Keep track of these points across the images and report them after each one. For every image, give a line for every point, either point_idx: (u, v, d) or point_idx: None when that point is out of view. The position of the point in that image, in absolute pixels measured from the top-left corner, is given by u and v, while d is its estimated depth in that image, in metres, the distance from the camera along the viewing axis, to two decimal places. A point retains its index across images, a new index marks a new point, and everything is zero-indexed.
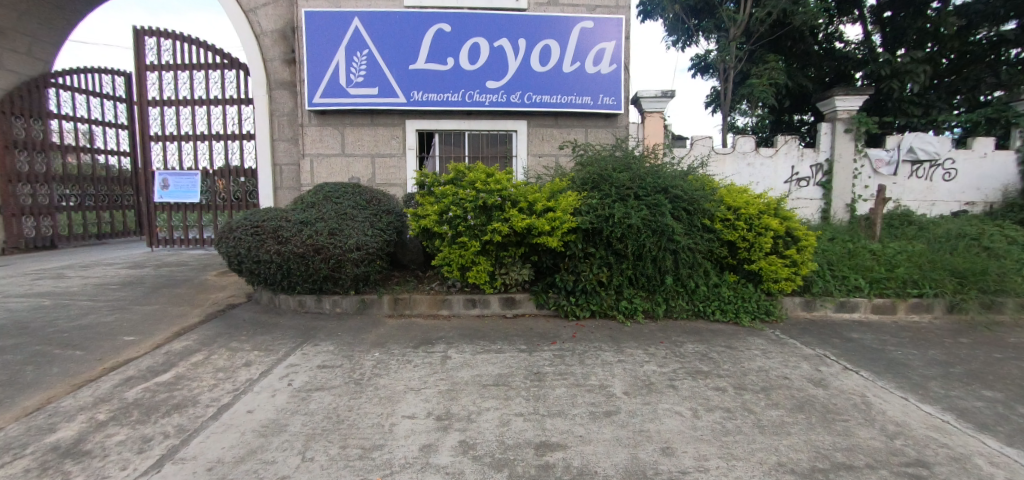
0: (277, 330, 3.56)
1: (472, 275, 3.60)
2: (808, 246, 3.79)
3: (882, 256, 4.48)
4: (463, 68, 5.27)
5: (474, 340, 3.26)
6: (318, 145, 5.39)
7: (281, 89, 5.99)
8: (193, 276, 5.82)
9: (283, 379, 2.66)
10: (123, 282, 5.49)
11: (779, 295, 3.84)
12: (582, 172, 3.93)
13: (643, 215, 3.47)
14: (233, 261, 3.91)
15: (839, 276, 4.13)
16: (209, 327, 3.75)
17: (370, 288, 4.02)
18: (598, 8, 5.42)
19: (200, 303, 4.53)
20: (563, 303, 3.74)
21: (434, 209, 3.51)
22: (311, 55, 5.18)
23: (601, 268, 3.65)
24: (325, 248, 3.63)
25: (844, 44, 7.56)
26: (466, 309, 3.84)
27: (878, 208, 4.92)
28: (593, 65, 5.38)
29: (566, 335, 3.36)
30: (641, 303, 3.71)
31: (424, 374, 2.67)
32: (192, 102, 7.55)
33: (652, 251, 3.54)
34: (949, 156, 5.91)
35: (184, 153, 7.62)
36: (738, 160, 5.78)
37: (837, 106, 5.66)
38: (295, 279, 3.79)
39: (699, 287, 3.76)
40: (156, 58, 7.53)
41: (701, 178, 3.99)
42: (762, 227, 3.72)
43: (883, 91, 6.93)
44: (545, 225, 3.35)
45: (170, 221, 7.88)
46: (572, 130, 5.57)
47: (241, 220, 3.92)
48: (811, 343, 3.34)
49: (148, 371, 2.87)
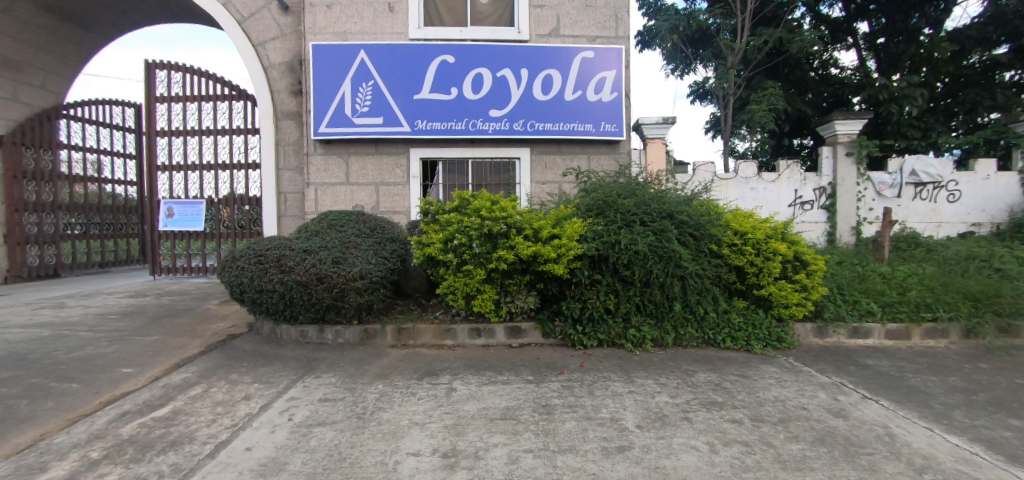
0: (278, 362, 3.48)
1: (477, 304, 3.56)
2: (818, 270, 3.73)
3: (892, 280, 4.41)
4: (467, 98, 5.36)
5: (480, 371, 3.18)
6: (322, 174, 5.45)
7: (287, 119, 6.11)
8: (194, 305, 5.77)
9: (283, 413, 2.58)
10: (124, 312, 5.44)
11: (790, 321, 3.76)
12: (585, 199, 3.93)
13: (650, 241, 3.44)
14: (235, 291, 3.87)
15: (850, 300, 4.05)
16: (208, 359, 3.67)
17: (373, 318, 3.96)
18: (598, 39, 5.59)
19: (201, 334, 4.47)
20: (569, 332, 3.67)
21: (438, 237, 3.49)
22: (318, 86, 5.29)
23: (608, 295, 3.59)
24: (328, 277, 3.59)
25: (840, 70, 7.75)
26: (471, 339, 3.77)
27: (884, 230, 4.88)
28: (594, 93, 5.48)
29: (574, 365, 3.27)
30: (649, 331, 3.62)
31: (429, 408, 2.59)
32: (200, 132, 7.68)
33: (660, 278, 3.48)
34: (952, 178, 5.92)
35: (191, 182, 7.72)
36: (741, 185, 5.79)
37: (838, 130, 5.72)
38: (298, 308, 3.74)
39: (708, 314, 3.70)
40: (166, 90, 7.73)
41: (706, 203, 3.98)
42: (770, 252, 3.67)
43: (882, 114, 6.99)
44: (551, 252, 3.31)
45: (173, 249, 7.87)
46: (574, 157, 5.63)
47: (244, 249, 3.89)
48: (826, 370, 3.25)
49: (145, 405, 2.79)
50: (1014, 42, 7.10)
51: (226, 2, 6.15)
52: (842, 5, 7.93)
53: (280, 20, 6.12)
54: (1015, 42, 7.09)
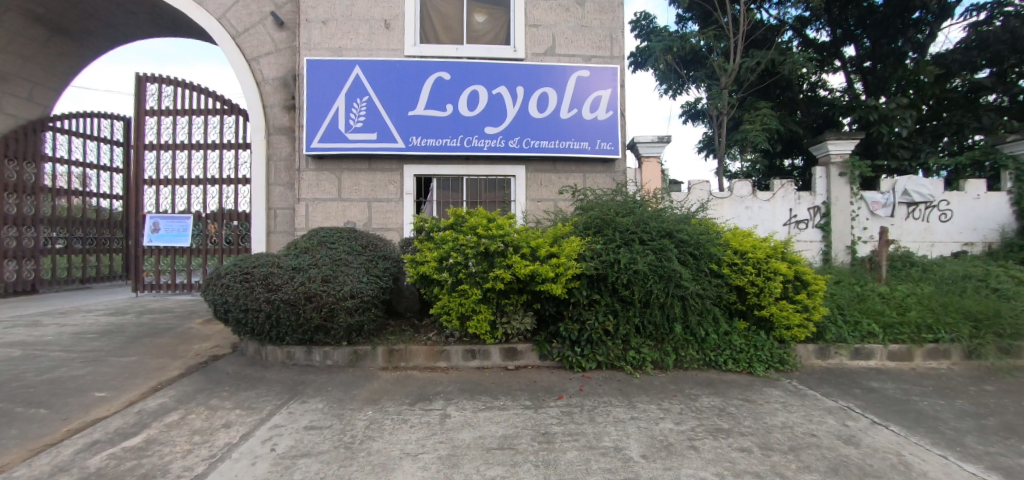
0: (263, 386, 3.30)
1: (472, 326, 3.43)
2: (818, 290, 3.67)
3: (891, 300, 4.37)
4: (462, 115, 5.33)
5: (475, 395, 3.04)
6: (314, 189, 5.34)
7: (280, 134, 6.04)
8: (177, 324, 5.56)
9: (265, 443, 2.42)
10: (101, 331, 5.20)
11: (791, 342, 3.69)
12: (583, 217, 3.86)
13: (650, 260, 3.36)
14: (219, 310, 3.70)
15: (851, 321, 3.99)
16: (188, 382, 3.47)
17: (363, 339, 3.81)
18: (594, 58, 5.64)
19: (182, 354, 4.26)
20: (567, 353, 3.55)
21: (434, 255, 3.38)
22: (311, 101, 5.23)
23: (607, 316, 3.49)
24: (317, 296, 3.44)
25: (829, 91, 7.89)
26: (465, 361, 3.64)
27: (881, 249, 4.86)
28: (589, 112, 5.48)
29: (573, 389, 3.14)
30: (649, 353, 3.52)
31: (422, 437, 2.44)
32: (189, 146, 7.57)
33: (660, 299, 3.39)
34: (943, 198, 5.97)
35: (178, 197, 7.57)
36: (736, 203, 5.78)
37: (831, 150, 5.78)
38: (284, 329, 3.58)
39: (709, 336, 3.61)
40: (156, 103, 7.64)
41: (704, 222, 3.93)
42: (771, 271, 3.61)
43: (873, 134, 7.06)
44: (549, 272, 3.21)
45: (157, 265, 7.66)
46: (570, 176, 5.60)
47: (230, 266, 3.74)
48: (832, 394, 3.16)
49: (117, 434, 2.59)
50: (996, 67, 7.31)
51: (222, 17, 6.15)
52: (829, 30, 8.13)
53: (275, 36, 6.10)
54: (997, 66, 7.29)
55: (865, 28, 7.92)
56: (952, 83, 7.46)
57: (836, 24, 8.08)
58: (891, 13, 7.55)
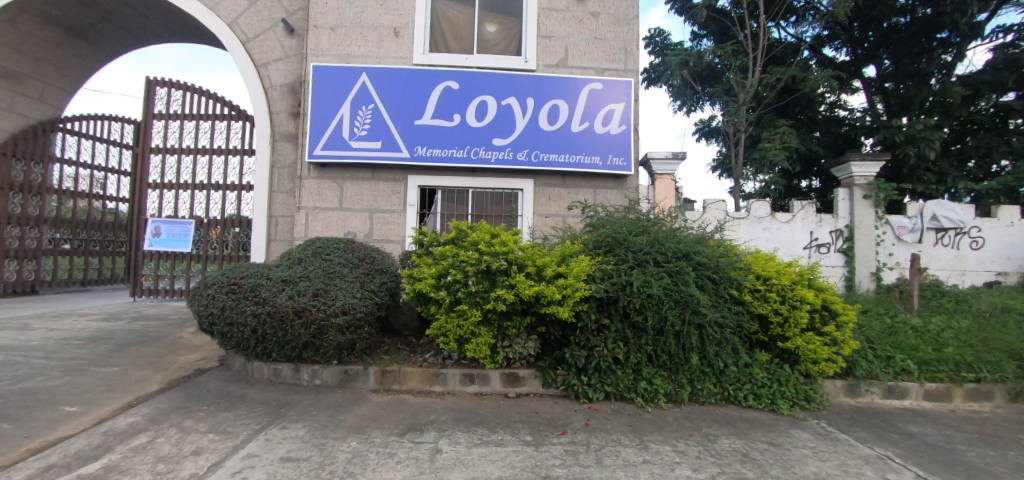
0: (243, 406, 3.06)
1: (471, 349, 3.18)
2: (848, 322, 3.38)
3: (925, 334, 4.03)
4: (470, 125, 5.16)
5: (471, 427, 2.76)
6: (315, 198, 5.18)
7: (284, 140, 5.92)
8: (168, 332, 5.37)
9: (233, 477, 2.15)
10: (88, 337, 5.01)
11: (818, 378, 3.38)
12: (593, 234, 3.64)
13: (665, 284, 3.10)
14: (204, 322, 3.50)
15: (882, 357, 3.66)
16: (165, 399, 3.23)
17: (354, 358, 3.57)
18: (607, 71, 5.48)
19: (166, 367, 4.05)
20: (573, 382, 3.28)
21: (431, 271, 3.17)
22: (316, 108, 5.10)
23: (617, 343, 3.21)
24: (307, 311, 3.22)
25: (849, 111, 7.64)
26: (463, 386, 3.39)
27: (913, 277, 4.54)
28: (601, 126, 5.29)
29: (578, 423, 2.86)
30: (662, 384, 3.23)
31: (408, 476, 2.16)
32: (194, 151, 7.50)
33: (675, 326, 3.12)
34: (974, 224, 5.65)
35: (181, 201, 7.47)
36: (754, 225, 5.51)
37: (855, 172, 5.51)
38: (271, 345, 3.36)
39: (727, 368, 3.31)
40: (164, 107, 7.64)
41: (723, 244, 3.68)
42: (797, 299, 3.32)
43: (899, 156, 6.74)
44: (555, 293, 2.96)
45: (156, 269, 7.55)
46: (579, 191, 5.39)
47: (218, 276, 3.55)
48: (866, 439, 2.84)
49: (76, 457, 2.33)
50: None
51: (232, 23, 6.11)
52: (849, 49, 7.94)
53: (285, 43, 6.04)
54: None
55: (887, 47, 7.69)
56: (977, 105, 7.14)
57: (856, 44, 7.87)
58: (915, 32, 7.32)
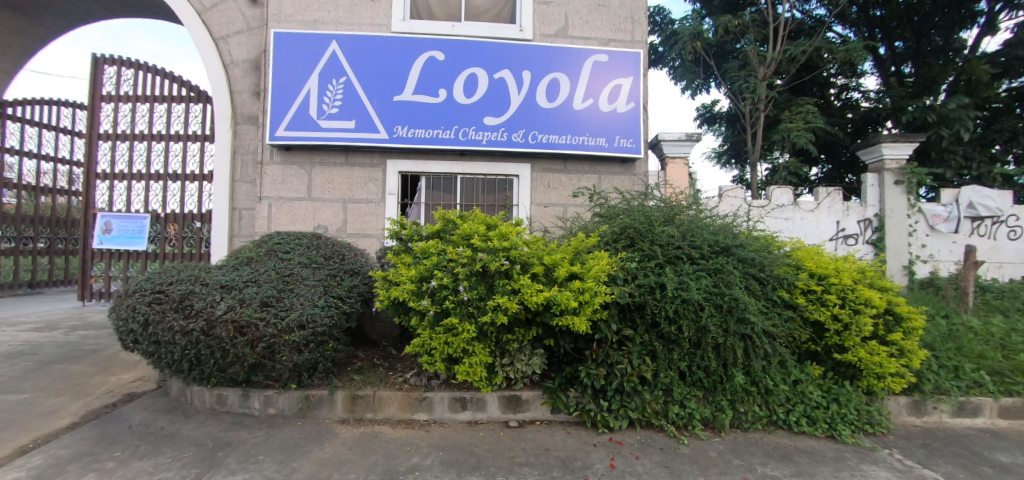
0: (169, 451, 2.37)
1: (462, 371, 2.51)
2: (917, 328, 2.81)
3: (991, 338, 3.47)
4: (457, 102, 4.48)
5: (464, 476, 2.11)
6: (279, 186, 4.46)
7: (246, 123, 5.17)
8: (109, 345, 4.61)
9: None
10: (9, 354, 4.22)
11: (881, 395, 2.81)
12: (609, 225, 3.04)
13: (705, 286, 2.51)
14: (126, 339, 2.79)
15: (949, 367, 3.09)
16: (72, 442, 2.52)
17: (319, 380, 2.90)
18: (612, 42, 4.82)
19: (89, 392, 3.32)
20: (588, 406, 2.67)
21: (412, 273, 2.51)
22: (277, 81, 4.36)
23: (643, 360, 2.61)
24: (251, 327, 2.53)
25: (862, 93, 7.16)
26: (452, 414, 2.75)
27: (968, 272, 4.03)
28: (607, 103, 4.65)
29: (601, 465, 2.23)
30: (698, 407, 2.64)
31: None
32: (149, 137, 6.67)
33: (718, 339, 2.52)
34: (1011, 212, 5.19)
35: (134, 194, 6.65)
36: (776, 214, 4.94)
37: (886, 154, 4.97)
38: (208, 368, 2.67)
39: (776, 386, 2.73)
40: (114, 88, 6.79)
41: (763, 236, 3.12)
42: (859, 302, 2.76)
43: (929, 139, 6.23)
44: (570, 300, 2.34)
45: (108, 270, 6.73)
46: (583, 177, 4.77)
47: (142, 282, 2.83)
48: (959, 475, 2.25)
49: None
50: None
51: None
52: (864, 29, 7.48)
53: (246, 12, 5.25)
54: None
55: (906, 26, 7.23)
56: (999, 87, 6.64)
57: (870, 23, 7.40)
58: (938, 9, 6.87)
